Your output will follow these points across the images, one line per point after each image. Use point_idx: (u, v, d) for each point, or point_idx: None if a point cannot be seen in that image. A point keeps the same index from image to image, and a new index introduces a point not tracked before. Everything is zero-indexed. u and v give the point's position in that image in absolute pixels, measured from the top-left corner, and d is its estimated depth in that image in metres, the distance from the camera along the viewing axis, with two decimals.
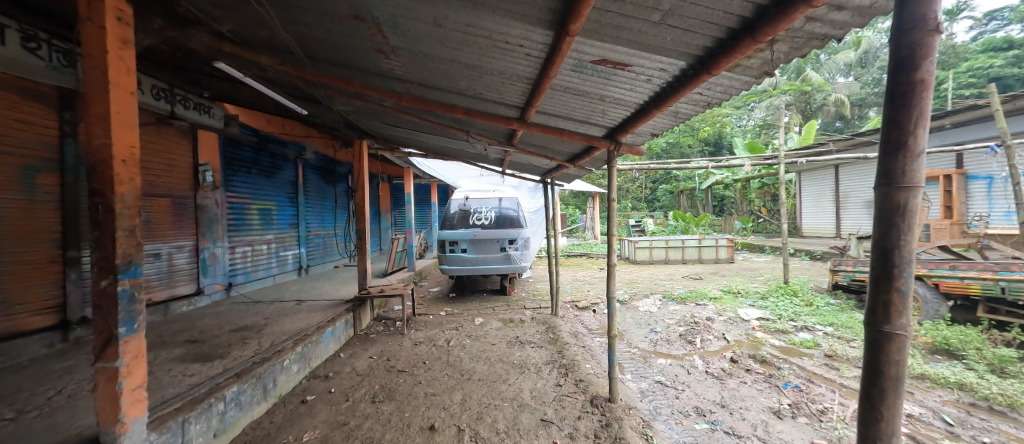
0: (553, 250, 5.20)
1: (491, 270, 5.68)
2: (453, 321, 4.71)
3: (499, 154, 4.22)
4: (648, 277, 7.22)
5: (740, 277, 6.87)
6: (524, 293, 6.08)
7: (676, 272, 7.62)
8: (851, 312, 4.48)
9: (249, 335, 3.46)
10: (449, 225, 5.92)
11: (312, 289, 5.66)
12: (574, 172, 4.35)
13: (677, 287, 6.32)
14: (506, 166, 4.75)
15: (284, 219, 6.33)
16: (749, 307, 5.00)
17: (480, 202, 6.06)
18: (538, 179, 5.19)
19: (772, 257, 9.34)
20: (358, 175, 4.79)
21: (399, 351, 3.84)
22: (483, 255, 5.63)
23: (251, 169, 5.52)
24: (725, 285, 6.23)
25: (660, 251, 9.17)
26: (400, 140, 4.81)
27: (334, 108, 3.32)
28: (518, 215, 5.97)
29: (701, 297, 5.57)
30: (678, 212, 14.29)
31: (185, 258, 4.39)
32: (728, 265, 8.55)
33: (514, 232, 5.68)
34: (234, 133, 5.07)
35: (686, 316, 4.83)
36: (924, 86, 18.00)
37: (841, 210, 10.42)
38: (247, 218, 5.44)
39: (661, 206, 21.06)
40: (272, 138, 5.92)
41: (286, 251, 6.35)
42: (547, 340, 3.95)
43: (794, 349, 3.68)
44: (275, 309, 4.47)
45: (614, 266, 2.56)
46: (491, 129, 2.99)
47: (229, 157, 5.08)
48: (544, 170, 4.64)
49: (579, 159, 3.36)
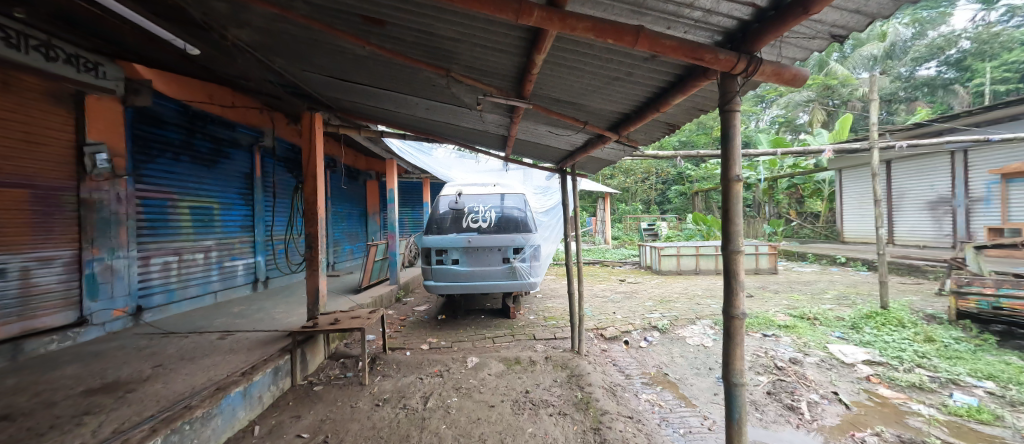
0: (572, 261, 3.89)
1: (491, 288, 4.36)
2: (438, 363, 3.40)
3: (501, 126, 2.91)
4: (683, 293, 5.89)
5: (801, 296, 5.51)
6: (533, 316, 4.76)
7: (715, 287, 6.28)
8: (1007, 356, 3.13)
9: (99, 406, 2.14)
10: (438, 228, 4.62)
11: (258, 311, 4.37)
12: (607, 151, 3.04)
13: (726, 307, 4.98)
14: (510, 147, 3.47)
15: (232, 221, 5.06)
16: (842, 342, 3.67)
17: (476, 199, 4.79)
18: (553, 167, 3.91)
19: (820, 267, 7.98)
20: (306, 159, 3.47)
21: (348, 420, 2.52)
22: (481, 268, 4.34)
23: (179, 155, 4.26)
24: (789, 307, 4.88)
25: (689, 259, 7.82)
26: (364, 109, 3.48)
27: (229, 35, 2.04)
28: (525, 217, 4.67)
29: (766, 324, 4.24)
30: (699, 214, 12.94)
31: (53, 275, 3.10)
32: (773, 277, 7.20)
33: (519, 238, 4.37)
34: (147, 105, 3.80)
35: (758, 354, 3.50)
36: (958, 80, 16.69)
37: (895, 213, 9.08)
38: (172, 219, 4.18)
39: (673, 208, 19.78)
40: (212, 117, 4.65)
41: (234, 260, 5.08)
42: (571, 402, 2.64)
43: (964, 425, 2.34)
44: (184, 346, 3.16)
45: (745, 321, 1.18)
46: (490, 60, 1.71)
47: (141, 136, 3.81)
48: (565, 151, 3.31)
49: (635, 122, 2.01)
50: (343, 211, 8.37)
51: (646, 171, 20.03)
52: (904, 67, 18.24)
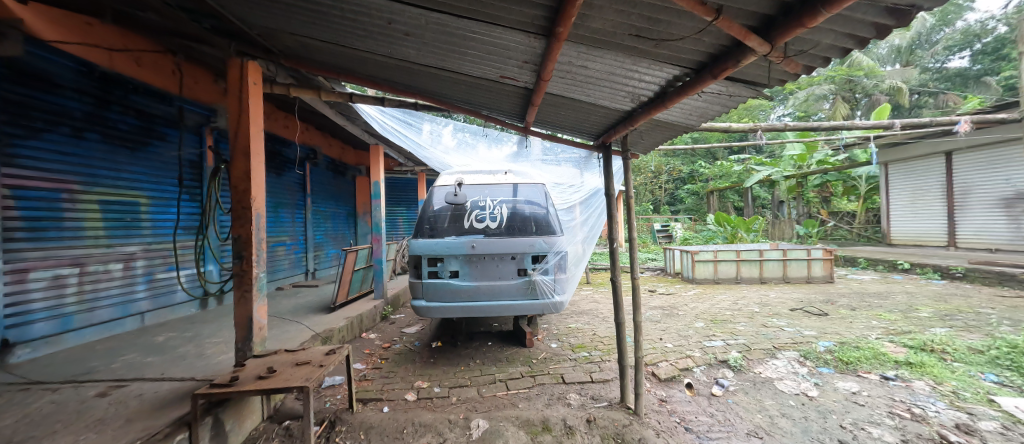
0: (636, 277, 2.42)
1: (504, 310, 3.24)
2: (427, 428, 2.26)
3: (529, 60, 1.79)
4: (736, 309, 4.76)
5: (889, 315, 4.37)
6: (555, 344, 3.66)
7: (771, 301, 5.16)
8: None
9: None
10: (432, 229, 3.49)
11: (189, 340, 3.24)
12: (691, 109, 1.96)
13: (804, 331, 3.83)
14: (535, 109, 2.35)
15: (167, 222, 3.95)
16: (1016, 394, 2.52)
17: (481, 191, 3.68)
18: (593, 144, 2.81)
19: (881, 275, 6.86)
20: (232, 128, 2.34)
21: None
22: (488, 284, 3.24)
23: (80, 129, 3.16)
24: (889, 331, 3.74)
25: (727, 266, 6.67)
26: (317, 53, 2.32)
27: None
28: (547, 214, 3.56)
29: (878, 359, 3.10)
30: (721, 214, 11.77)
31: None
32: (832, 287, 6.05)
33: (540, 243, 3.29)
34: (17, 55, 2.68)
35: (899, 415, 2.36)
36: (990, 71, 15.45)
37: (957, 213, 7.99)
38: (68, 217, 3.05)
39: (686, 209, 18.75)
40: (135, 84, 3.54)
41: (173, 271, 4.00)
42: None
43: None
44: (34, 411, 2.04)
45: None
46: None
47: (12, 101, 2.70)
48: (620, 112, 2.18)
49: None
50: (324, 210, 7.30)
51: (657, 170, 18.94)
52: (933, 58, 17.11)
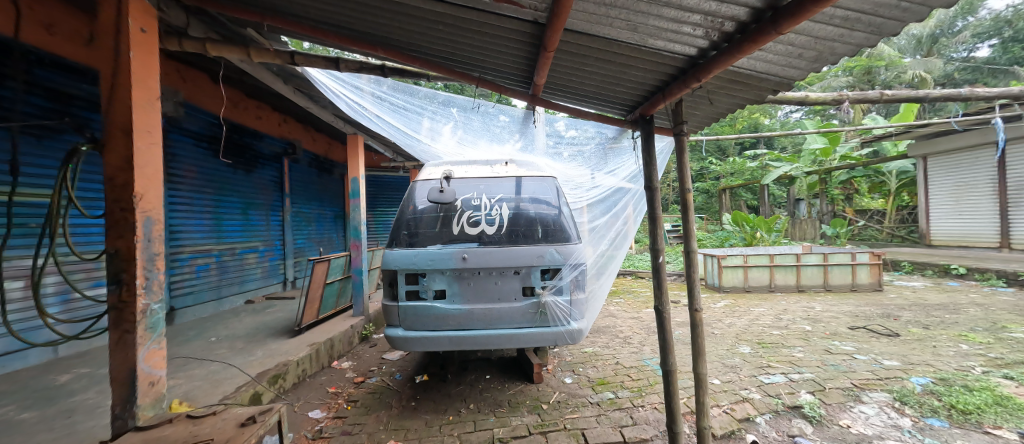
0: (695, 306, 1.66)
1: (506, 341, 2.47)
2: None
3: None
4: (782, 327, 4.00)
5: (977, 335, 3.57)
6: (570, 379, 2.91)
7: (821, 316, 4.38)
8: None
9: None
10: (412, 235, 2.73)
11: (101, 382, 2.50)
12: (806, 45, 1.22)
13: (883, 360, 3.05)
14: (546, 65, 1.58)
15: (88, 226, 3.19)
16: None
17: (476, 186, 2.93)
18: (628, 119, 2.07)
19: (933, 282, 6.07)
20: (106, 95, 1.59)
21: None
22: (485, 307, 2.49)
23: None
24: (994, 362, 2.94)
25: (759, 272, 5.90)
26: None
27: None
28: (559, 215, 2.81)
29: (1006, 406, 2.30)
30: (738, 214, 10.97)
31: None
32: (883, 297, 5.25)
33: (552, 253, 2.55)
34: None
35: None
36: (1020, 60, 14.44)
37: (1010, 210, 7.18)
38: None
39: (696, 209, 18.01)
40: (40, 55, 2.71)
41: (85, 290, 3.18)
42: None
43: None
44: None
45: None
46: None
47: None
48: (682, 56, 1.41)
49: None
50: (307, 212, 6.60)
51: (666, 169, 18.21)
52: (958, 47, 16.20)
